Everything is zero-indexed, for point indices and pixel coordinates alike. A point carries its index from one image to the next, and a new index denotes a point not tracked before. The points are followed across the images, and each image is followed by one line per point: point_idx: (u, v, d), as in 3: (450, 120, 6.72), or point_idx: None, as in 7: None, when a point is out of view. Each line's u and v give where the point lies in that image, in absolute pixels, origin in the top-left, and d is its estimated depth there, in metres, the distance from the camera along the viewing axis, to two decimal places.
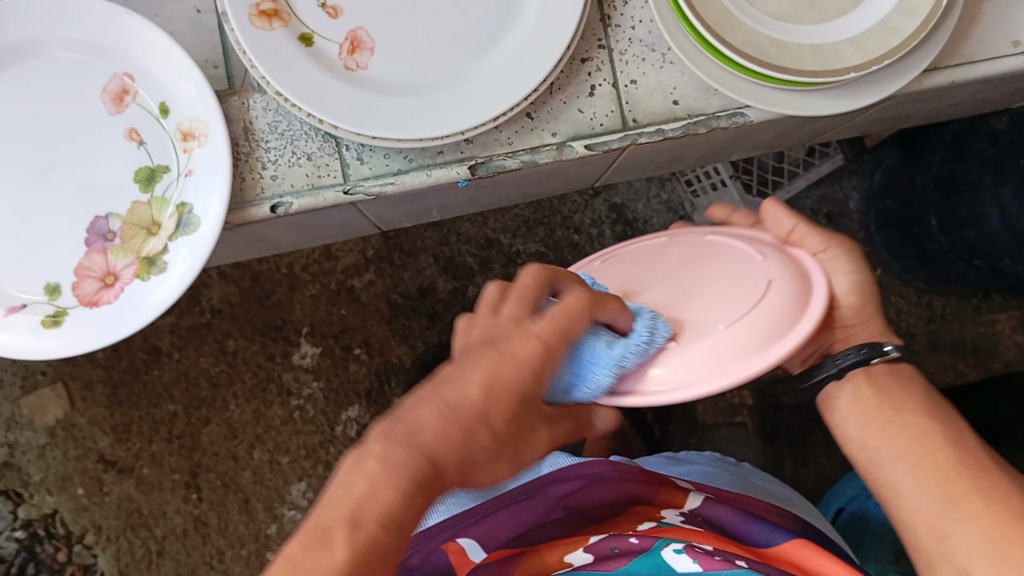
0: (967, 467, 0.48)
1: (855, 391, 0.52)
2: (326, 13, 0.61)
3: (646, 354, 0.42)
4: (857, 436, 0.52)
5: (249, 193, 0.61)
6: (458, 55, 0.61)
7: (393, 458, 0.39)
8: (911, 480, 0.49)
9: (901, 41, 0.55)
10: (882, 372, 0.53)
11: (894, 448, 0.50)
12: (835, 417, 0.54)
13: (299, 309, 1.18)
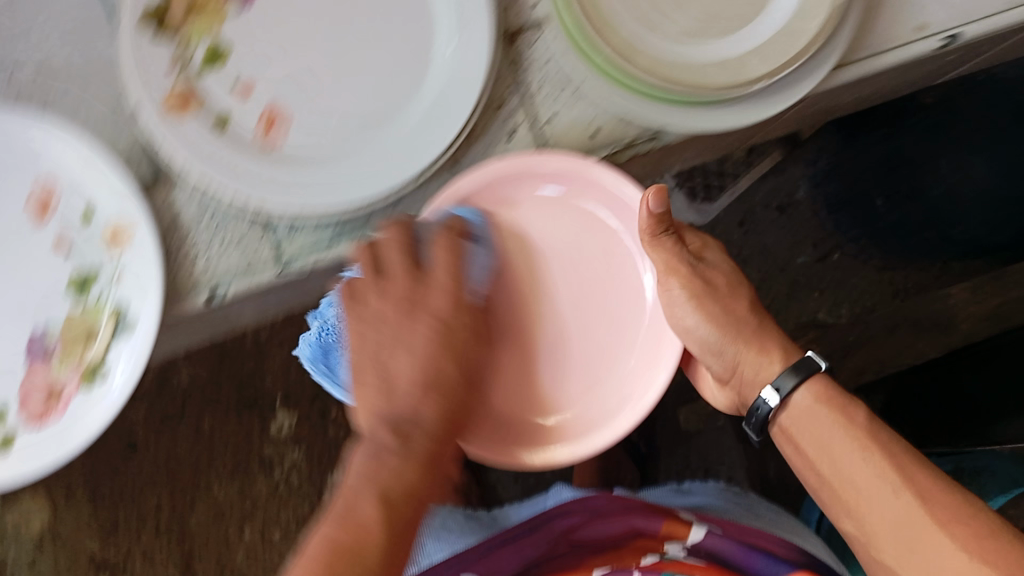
0: (922, 490, 0.58)
1: (818, 408, 0.63)
2: (237, 93, 0.59)
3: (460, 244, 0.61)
4: (825, 456, 0.62)
5: (183, 286, 0.60)
6: (374, 116, 0.60)
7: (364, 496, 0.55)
8: (880, 497, 0.59)
9: (804, 45, 0.56)
10: (802, 406, 0.64)
11: (863, 473, 0.60)
12: (808, 445, 0.63)
13: (270, 379, 1.17)
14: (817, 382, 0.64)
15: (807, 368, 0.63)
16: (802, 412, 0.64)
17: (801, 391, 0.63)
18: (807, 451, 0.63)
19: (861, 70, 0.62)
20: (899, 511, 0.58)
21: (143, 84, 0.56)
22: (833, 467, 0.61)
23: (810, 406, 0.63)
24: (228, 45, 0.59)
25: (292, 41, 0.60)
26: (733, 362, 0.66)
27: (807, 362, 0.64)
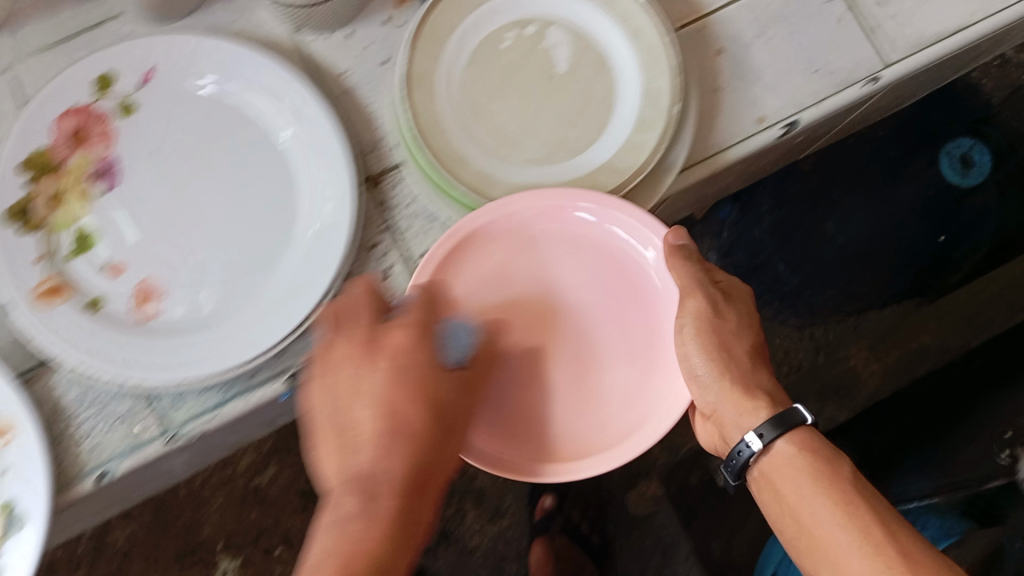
0: (903, 550, 0.51)
1: (797, 459, 0.57)
2: (108, 274, 0.59)
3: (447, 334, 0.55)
4: (802, 512, 0.55)
5: (71, 472, 0.59)
6: (249, 274, 0.60)
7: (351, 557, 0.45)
8: (862, 555, 0.51)
9: (647, 157, 0.59)
10: (783, 455, 0.57)
11: (832, 521, 0.53)
12: (787, 498, 0.56)
13: (209, 525, 1.19)
14: (801, 431, 0.58)
15: (792, 420, 0.57)
16: (784, 462, 0.57)
17: (784, 439, 0.58)
18: (783, 503, 0.57)
19: (709, 168, 0.64)
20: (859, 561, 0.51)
21: (11, 278, 0.57)
22: (804, 519, 0.55)
23: (793, 457, 0.57)
24: (97, 228, 0.60)
25: (159, 214, 0.60)
26: (713, 406, 0.59)
27: (792, 414, 0.58)
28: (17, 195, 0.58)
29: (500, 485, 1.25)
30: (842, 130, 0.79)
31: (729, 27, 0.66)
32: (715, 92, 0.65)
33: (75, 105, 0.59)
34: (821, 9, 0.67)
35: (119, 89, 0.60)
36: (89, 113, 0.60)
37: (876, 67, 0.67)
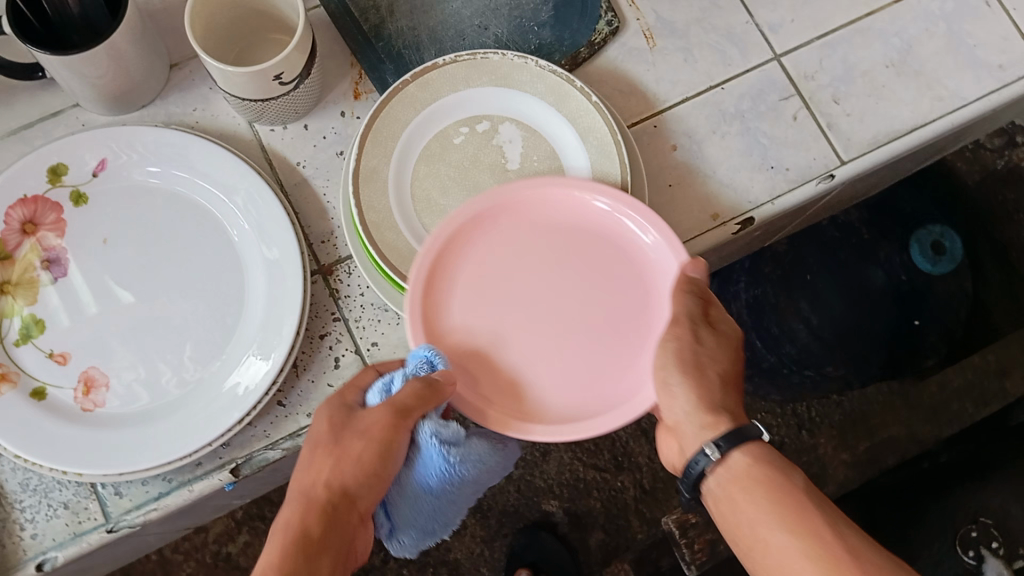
0: (852, 550, 0.47)
1: (748, 472, 0.51)
2: (54, 361, 0.60)
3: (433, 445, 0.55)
4: (760, 529, 0.49)
5: (11, 558, 0.58)
6: (193, 362, 0.61)
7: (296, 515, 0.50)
8: (817, 562, 0.47)
9: None
10: (736, 468, 0.52)
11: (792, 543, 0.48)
12: (741, 512, 0.50)
13: None
14: (754, 446, 0.52)
15: (746, 435, 0.52)
16: (739, 475, 0.51)
17: (740, 452, 0.52)
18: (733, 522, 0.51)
19: None
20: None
21: None
22: (761, 538, 0.49)
23: (749, 467, 0.51)
24: (43, 316, 0.61)
25: (106, 304, 0.62)
26: (670, 418, 0.55)
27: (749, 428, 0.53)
28: None
29: (475, 557, 1.27)
30: (803, 220, 0.80)
31: (682, 124, 0.67)
32: (669, 188, 0.66)
33: (27, 195, 0.62)
34: (776, 106, 0.68)
35: (70, 180, 0.63)
36: (41, 203, 0.62)
37: (832, 164, 0.67)
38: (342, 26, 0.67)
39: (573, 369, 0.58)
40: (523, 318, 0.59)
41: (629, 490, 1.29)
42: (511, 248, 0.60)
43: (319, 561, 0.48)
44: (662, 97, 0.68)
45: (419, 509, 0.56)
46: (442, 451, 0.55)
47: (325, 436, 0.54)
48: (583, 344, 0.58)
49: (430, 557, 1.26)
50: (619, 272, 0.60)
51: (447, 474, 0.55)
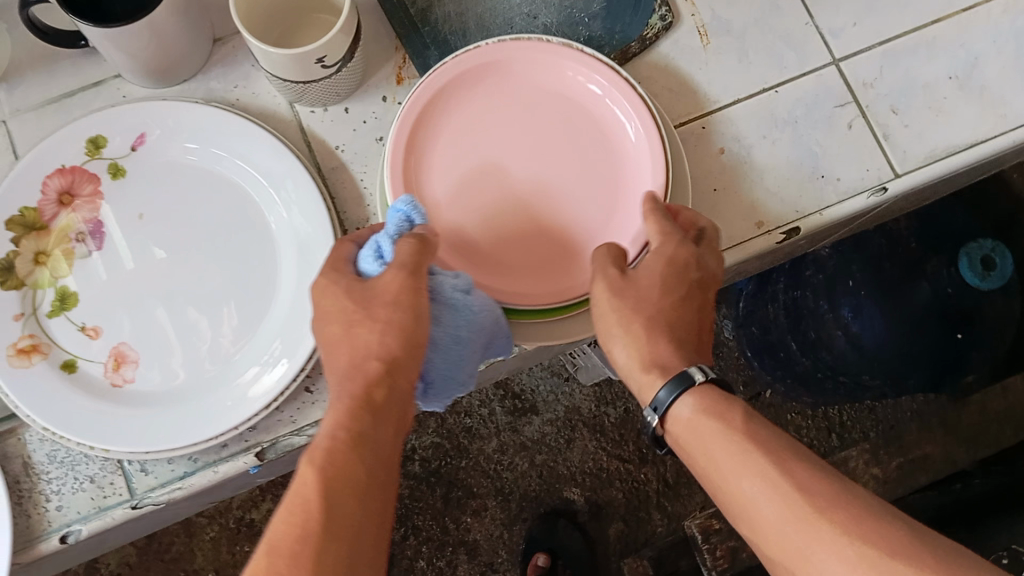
0: (803, 486, 0.47)
1: (695, 419, 0.51)
2: (86, 335, 0.61)
3: (446, 295, 0.54)
4: (717, 474, 0.50)
5: (36, 529, 0.59)
6: (221, 344, 0.61)
7: (344, 394, 0.48)
8: (763, 498, 0.47)
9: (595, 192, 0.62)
10: (686, 415, 0.52)
11: (744, 482, 0.48)
12: (699, 459, 0.51)
13: (201, 556, 1.23)
14: (699, 388, 0.52)
15: (686, 385, 0.52)
16: (685, 425, 0.52)
17: (684, 402, 0.52)
18: (696, 465, 0.51)
19: None
20: (775, 517, 0.47)
21: None
22: (719, 483, 0.50)
23: (691, 418, 0.51)
24: (76, 288, 0.62)
25: (143, 266, 0.62)
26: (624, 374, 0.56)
27: (686, 374, 0.52)
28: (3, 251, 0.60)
29: (493, 540, 1.27)
30: (852, 230, 0.77)
31: (732, 126, 0.65)
32: (714, 192, 0.64)
33: (66, 166, 0.62)
34: (831, 114, 0.65)
35: (108, 153, 0.63)
36: (78, 173, 0.63)
37: (885, 176, 0.65)
38: (389, 9, 0.66)
39: (530, 228, 0.61)
40: (497, 174, 0.61)
41: (652, 483, 1.28)
42: (502, 105, 0.62)
43: (383, 424, 0.48)
44: (712, 97, 0.66)
45: (453, 368, 0.54)
46: (461, 300, 0.54)
47: (353, 312, 0.51)
48: (550, 214, 0.61)
49: (449, 537, 1.26)
50: (598, 152, 0.62)
51: (474, 324, 0.54)
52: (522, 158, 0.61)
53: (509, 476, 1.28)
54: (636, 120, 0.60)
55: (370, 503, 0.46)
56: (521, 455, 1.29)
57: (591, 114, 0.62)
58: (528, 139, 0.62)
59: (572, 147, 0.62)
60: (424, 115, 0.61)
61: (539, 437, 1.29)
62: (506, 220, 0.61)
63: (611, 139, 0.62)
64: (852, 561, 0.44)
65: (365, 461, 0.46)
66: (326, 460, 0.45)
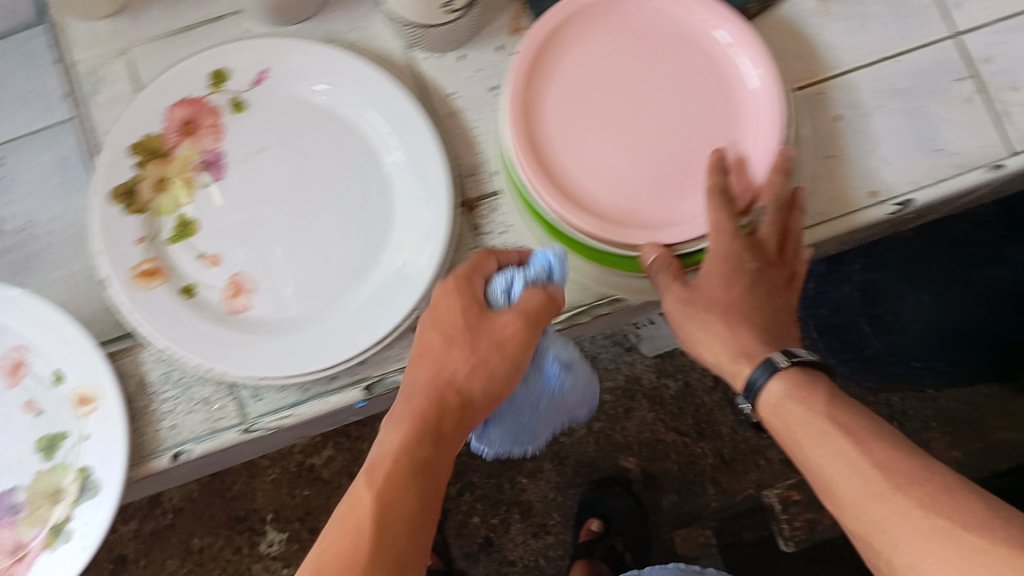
0: (881, 464, 0.50)
1: (786, 399, 0.54)
2: (204, 263, 0.62)
3: (541, 363, 0.57)
4: (806, 447, 0.53)
5: (149, 446, 0.61)
6: (336, 280, 0.62)
7: (413, 417, 0.52)
8: (839, 475, 0.51)
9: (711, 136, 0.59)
10: (777, 395, 0.55)
11: (827, 458, 0.51)
12: (789, 433, 0.54)
13: (262, 496, 1.26)
14: (787, 371, 0.55)
15: (775, 367, 0.55)
16: (776, 402, 0.55)
17: (775, 382, 0.55)
18: (786, 436, 0.54)
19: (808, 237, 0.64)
20: (857, 487, 0.50)
21: (114, 256, 0.60)
22: (805, 459, 0.53)
23: (781, 396, 0.54)
24: (196, 216, 0.63)
25: (262, 199, 0.63)
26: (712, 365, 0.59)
27: (772, 359, 0.55)
28: (124, 176, 0.61)
29: (547, 502, 1.29)
30: (951, 211, 0.77)
31: (851, 94, 0.65)
32: (827, 159, 0.64)
33: (190, 96, 0.63)
34: (949, 88, 0.65)
35: (232, 86, 0.64)
36: (201, 106, 0.64)
37: (1002, 154, 0.64)
38: None
39: (638, 167, 0.59)
40: (610, 110, 0.60)
41: (708, 459, 1.28)
42: (626, 42, 0.61)
43: (443, 456, 0.52)
44: (830, 64, 0.65)
45: (524, 427, 0.59)
46: (557, 372, 0.57)
47: (455, 334, 0.55)
48: (660, 156, 0.59)
49: (503, 496, 1.28)
50: (718, 100, 0.60)
51: (557, 397, 0.58)
52: (638, 100, 0.60)
53: (565, 441, 1.29)
54: (760, 71, 0.58)
55: (412, 529, 0.50)
56: (579, 421, 1.30)
57: (715, 60, 0.61)
58: (647, 82, 0.60)
59: (693, 91, 0.60)
60: (546, 43, 0.60)
61: (598, 404, 1.30)
62: (615, 156, 0.59)
63: (733, 89, 0.60)
64: (926, 532, 0.47)
65: (415, 487, 0.50)
66: (379, 481, 0.50)
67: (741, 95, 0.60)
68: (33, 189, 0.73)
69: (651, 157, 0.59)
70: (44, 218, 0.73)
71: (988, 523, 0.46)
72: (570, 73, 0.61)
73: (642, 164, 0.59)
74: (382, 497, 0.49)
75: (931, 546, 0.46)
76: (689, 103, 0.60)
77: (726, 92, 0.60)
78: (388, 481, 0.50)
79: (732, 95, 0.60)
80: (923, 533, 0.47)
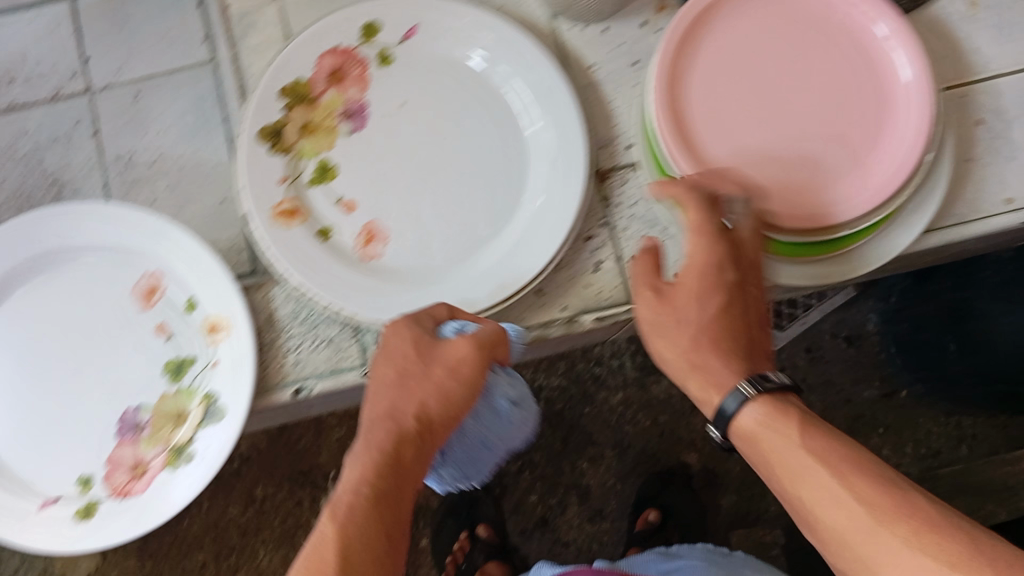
0: (863, 496, 0.45)
1: (762, 427, 0.50)
2: (341, 209, 0.64)
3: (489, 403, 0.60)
4: (786, 478, 0.48)
5: (272, 379, 0.63)
6: (466, 237, 0.63)
7: (371, 447, 0.53)
8: (825, 508, 0.46)
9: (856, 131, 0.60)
10: (756, 425, 0.50)
11: (810, 489, 0.47)
12: (767, 458, 0.50)
13: (327, 453, 1.28)
14: (766, 398, 0.50)
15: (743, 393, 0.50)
16: (751, 430, 0.50)
17: (750, 408, 0.50)
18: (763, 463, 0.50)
19: (942, 238, 0.63)
20: (840, 519, 0.46)
21: (257, 193, 0.62)
22: (784, 489, 0.49)
23: (758, 424, 0.50)
24: (336, 162, 0.65)
25: (402, 152, 0.65)
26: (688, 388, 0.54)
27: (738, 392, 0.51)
28: (273, 118, 0.63)
29: (605, 489, 1.29)
30: None
31: (995, 99, 0.65)
32: (965, 162, 0.64)
33: (340, 46, 0.64)
34: None
35: (382, 39, 0.65)
36: (349, 56, 0.65)
37: None
38: None
39: (776, 151, 0.60)
40: (755, 93, 0.61)
41: None
42: (778, 28, 0.62)
43: (401, 489, 0.53)
44: (977, 68, 0.65)
45: (469, 462, 0.62)
46: (505, 407, 0.61)
47: (407, 367, 0.55)
48: (800, 143, 0.60)
49: (562, 478, 1.29)
50: (865, 95, 0.60)
51: (500, 432, 0.61)
52: (785, 86, 0.61)
53: (629, 431, 1.30)
54: (914, 69, 0.59)
55: (377, 564, 0.49)
56: (644, 412, 1.30)
57: (867, 55, 0.61)
58: (796, 71, 0.61)
59: (841, 85, 0.61)
60: (701, 20, 0.61)
61: (665, 397, 1.30)
62: (755, 138, 0.60)
63: (882, 86, 0.60)
64: (913, 571, 0.42)
65: (379, 520, 0.50)
66: (348, 517, 0.50)
67: (889, 93, 0.60)
68: (167, 125, 0.74)
69: (793, 142, 0.60)
70: (174, 154, 0.73)
71: (971, 558, 0.42)
72: (721, 52, 0.62)
73: (782, 149, 0.60)
74: (347, 531, 0.49)
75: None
76: (836, 95, 0.61)
77: (873, 89, 0.61)
78: (352, 516, 0.50)
79: (881, 92, 0.60)
80: (912, 571, 0.42)
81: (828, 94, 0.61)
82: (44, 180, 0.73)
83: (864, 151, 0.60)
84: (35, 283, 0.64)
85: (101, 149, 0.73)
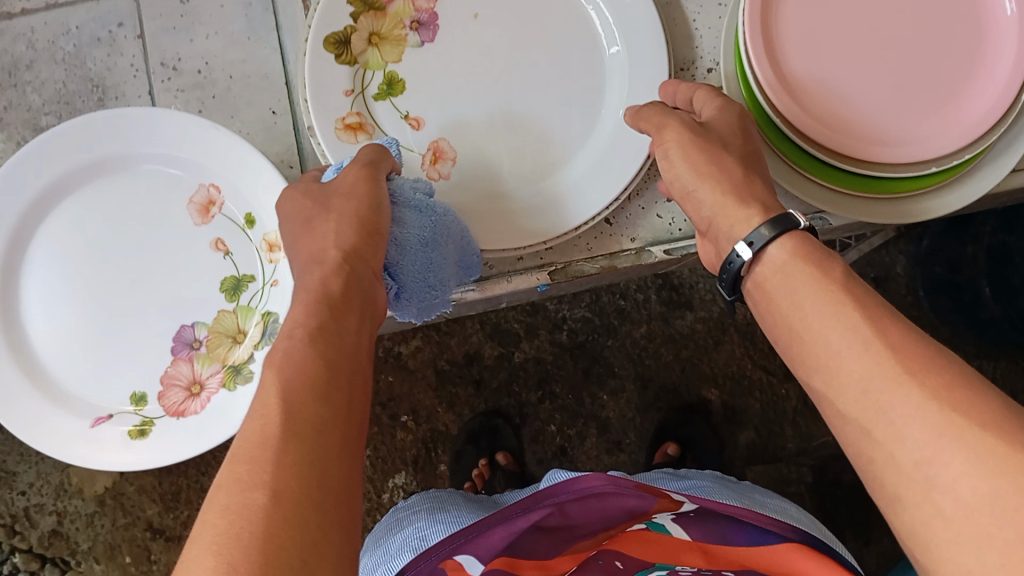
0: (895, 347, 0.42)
1: (792, 263, 0.48)
2: (409, 125, 0.61)
3: (404, 205, 0.55)
4: (812, 335, 0.45)
5: None
6: (539, 160, 0.61)
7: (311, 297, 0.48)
8: (848, 361, 0.43)
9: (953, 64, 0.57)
10: (780, 261, 0.49)
11: (841, 341, 0.44)
12: (784, 307, 0.48)
13: None
14: (799, 235, 0.49)
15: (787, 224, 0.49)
16: (777, 269, 0.49)
17: (778, 246, 0.49)
18: (783, 314, 0.48)
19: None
20: (865, 383, 0.42)
21: (323, 105, 0.59)
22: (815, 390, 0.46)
23: (787, 261, 0.48)
24: (404, 76, 0.62)
25: (472, 68, 0.62)
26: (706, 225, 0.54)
27: (787, 218, 0.49)
28: (342, 24, 0.59)
29: (625, 421, 1.29)
30: None
31: None
32: None
33: None
34: None
35: None
36: None
37: None
38: None
39: (862, 83, 0.58)
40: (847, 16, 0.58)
41: (790, 401, 1.29)
42: None
43: (345, 325, 0.48)
44: None
45: (424, 273, 0.55)
46: (422, 201, 0.55)
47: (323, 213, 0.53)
48: (888, 75, 0.58)
49: (583, 410, 1.29)
50: (964, 28, 0.58)
51: (440, 226, 0.55)
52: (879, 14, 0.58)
53: (651, 364, 1.30)
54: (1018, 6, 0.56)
55: (338, 413, 0.44)
56: (667, 346, 1.30)
57: None
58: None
59: (941, 12, 0.58)
60: None
61: (689, 332, 1.30)
62: (842, 66, 0.58)
63: (982, 18, 0.57)
64: (934, 425, 0.39)
65: (328, 359, 0.45)
66: (292, 369, 0.44)
67: (991, 26, 0.57)
68: (218, 29, 0.68)
69: (883, 76, 0.58)
70: (224, 60, 0.68)
71: (1007, 419, 0.38)
72: None
73: (870, 79, 0.58)
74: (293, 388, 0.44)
75: (947, 443, 0.38)
76: (934, 25, 0.58)
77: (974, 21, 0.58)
78: (287, 372, 0.44)
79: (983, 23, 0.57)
80: (931, 422, 0.39)
81: (924, 24, 0.58)
82: (87, 84, 0.68)
83: (958, 88, 0.57)
84: (83, 189, 0.61)
85: (146, 52, 0.68)
